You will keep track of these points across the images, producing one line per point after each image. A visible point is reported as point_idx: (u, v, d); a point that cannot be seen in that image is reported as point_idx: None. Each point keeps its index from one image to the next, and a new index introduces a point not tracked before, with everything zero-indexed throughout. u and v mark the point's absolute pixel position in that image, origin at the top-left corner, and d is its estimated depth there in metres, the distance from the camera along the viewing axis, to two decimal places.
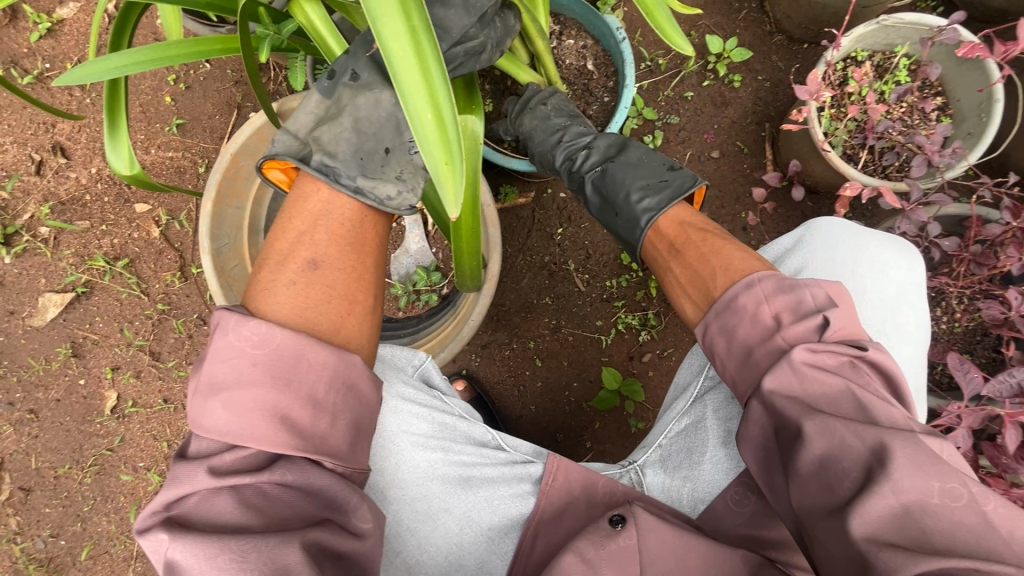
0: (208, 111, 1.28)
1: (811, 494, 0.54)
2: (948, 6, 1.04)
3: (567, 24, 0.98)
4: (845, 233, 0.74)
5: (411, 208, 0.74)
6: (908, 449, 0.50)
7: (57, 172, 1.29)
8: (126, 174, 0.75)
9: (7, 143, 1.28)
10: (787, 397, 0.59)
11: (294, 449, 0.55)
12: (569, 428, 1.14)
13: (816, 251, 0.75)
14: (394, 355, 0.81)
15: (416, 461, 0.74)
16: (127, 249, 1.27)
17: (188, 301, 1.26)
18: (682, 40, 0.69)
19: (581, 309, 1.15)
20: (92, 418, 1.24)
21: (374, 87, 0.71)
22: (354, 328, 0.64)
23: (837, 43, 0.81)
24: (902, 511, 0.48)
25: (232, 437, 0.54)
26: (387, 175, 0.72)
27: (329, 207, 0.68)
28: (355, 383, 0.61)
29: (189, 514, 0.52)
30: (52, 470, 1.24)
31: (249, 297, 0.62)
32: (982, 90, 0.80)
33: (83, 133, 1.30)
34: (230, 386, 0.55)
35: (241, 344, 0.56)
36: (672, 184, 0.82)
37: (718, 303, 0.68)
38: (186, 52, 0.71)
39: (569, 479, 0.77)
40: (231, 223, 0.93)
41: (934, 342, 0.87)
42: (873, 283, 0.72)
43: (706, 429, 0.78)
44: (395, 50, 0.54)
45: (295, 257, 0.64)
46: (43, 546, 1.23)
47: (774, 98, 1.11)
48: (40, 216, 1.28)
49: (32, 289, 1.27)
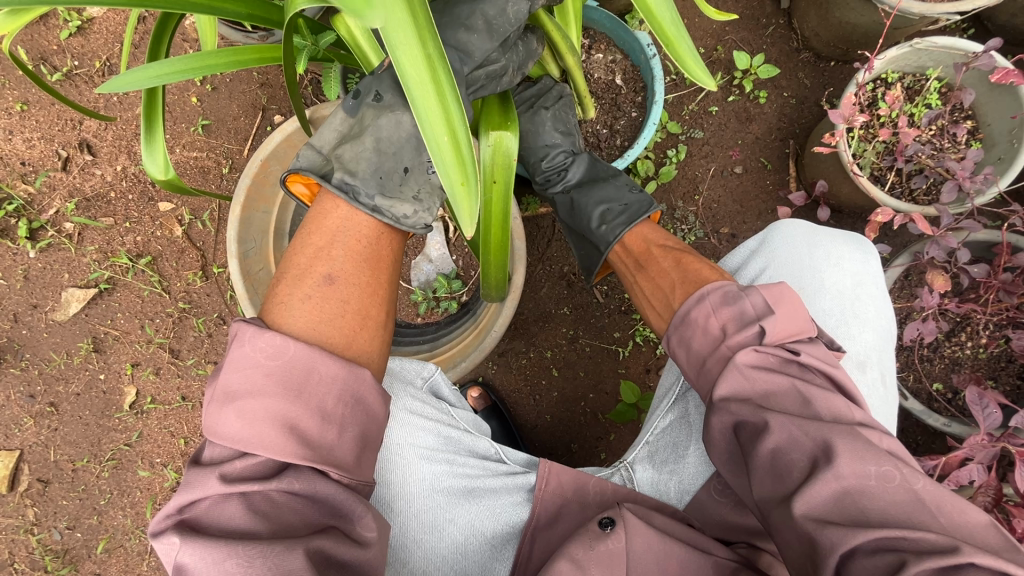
0: (233, 112, 1.29)
1: (765, 485, 0.55)
2: (980, 28, 1.03)
3: (597, 38, 0.99)
4: (804, 230, 0.76)
5: (426, 227, 0.75)
6: (849, 441, 0.52)
7: (82, 168, 1.31)
8: (160, 178, 0.76)
9: (35, 139, 1.31)
10: (741, 400, 0.60)
11: (303, 458, 0.55)
12: (583, 438, 1.15)
13: (776, 249, 0.76)
14: (403, 368, 0.81)
15: (422, 473, 0.74)
16: (149, 247, 1.28)
17: (208, 300, 1.26)
18: (705, 71, 0.67)
19: (599, 320, 1.15)
20: (111, 413, 1.26)
21: (395, 109, 0.71)
22: (366, 342, 0.65)
23: (870, 65, 0.81)
24: (842, 494, 0.50)
25: (243, 445, 0.55)
26: (404, 195, 0.73)
27: (347, 224, 0.68)
28: (363, 397, 0.61)
29: (199, 518, 0.52)
30: (70, 463, 1.26)
31: (267, 310, 0.63)
32: (1015, 117, 0.79)
33: (109, 130, 1.31)
34: (244, 395, 0.56)
35: (256, 355, 0.57)
36: (632, 208, 0.87)
37: (676, 317, 0.70)
38: (226, 60, 0.72)
39: (563, 482, 0.77)
40: (258, 226, 0.94)
41: (959, 367, 0.87)
42: (829, 276, 0.73)
43: (692, 425, 0.78)
44: (412, 76, 0.54)
45: (313, 271, 0.65)
46: (60, 537, 1.25)
47: (799, 115, 1.11)
48: (66, 211, 1.31)
49: (56, 284, 1.29)
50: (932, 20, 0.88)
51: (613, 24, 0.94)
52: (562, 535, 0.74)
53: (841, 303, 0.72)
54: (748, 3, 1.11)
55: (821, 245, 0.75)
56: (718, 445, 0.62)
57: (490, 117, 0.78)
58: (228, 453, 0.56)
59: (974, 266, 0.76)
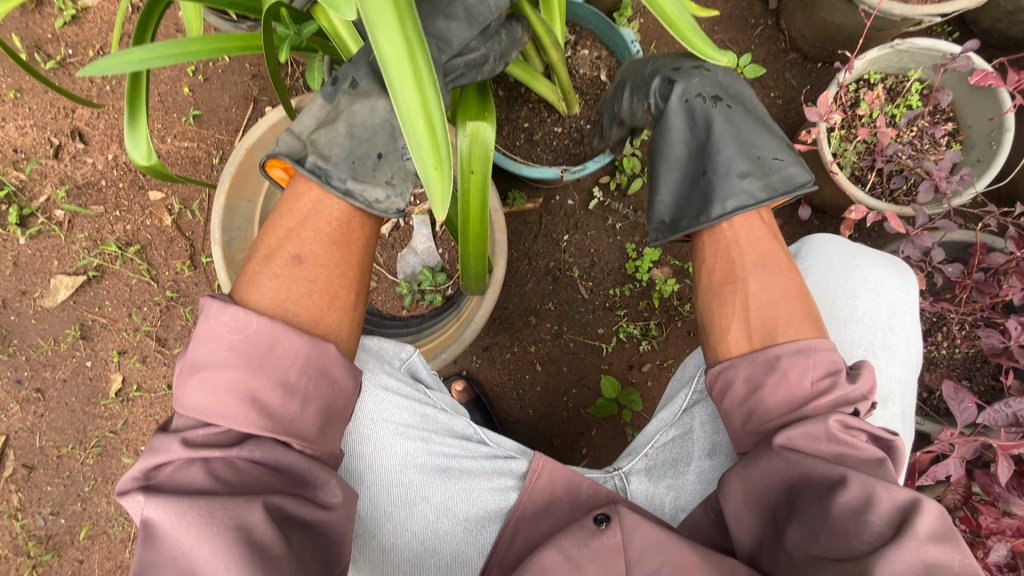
0: (225, 104, 1.29)
1: (825, 539, 0.54)
2: (965, 32, 1.04)
3: (583, 35, 1.00)
4: (842, 256, 0.73)
5: (399, 213, 0.74)
6: (937, 516, 0.50)
7: (74, 156, 1.32)
8: (143, 164, 0.76)
9: (27, 126, 1.32)
10: (810, 454, 0.58)
11: (264, 429, 0.57)
12: (565, 433, 1.15)
13: (812, 271, 0.74)
14: (381, 347, 0.80)
15: (395, 449, 0.74)
16: (139, 235, 1.29)
17: (197, 289, 1.27)
18: (712, 52, 0.70)
19: (583, 316, 1.16)
20: (97, 400, 1.26)
21: (371, 95, 0.71)
22: (332, 322, 0.66)
23: (850, 65, 0.81)
24: (923, 570, 0.48)
25: (207, 415, 0.56)
26: (377, 179, 0.72)
27: (319, 206, 0.69)
28: (329, 370, 0.62)
29: (162, 483, 0.53)
30: (55, 449, 1.26)
31: (236, 287, 0.65)
32: (994, 119, 0.80)
33: (101, 119, 1.32)
34: (208, 367, 0.57)
35: (219, 329, 0.58)
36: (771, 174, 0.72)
37: (759, 356, 0.65)
38: (208, 48, 0.72)
39: (556, 481, 0.77)
40: (242, 215, 0.95)
41: (934, 366, 0.87)
42: (865, 304, 0.71)
43: (693, 441, 0.78)
44: (390, 58, 0.55)
45: (282, 250, 0.66)
46: (43, 523, 1.26)
47: (786, 116, 1.11)
48: (56, 199, 1.31)
49: (45, 270, 1.29)
50: (913, 22, 0.88)
51: (597, 21, 0.95)
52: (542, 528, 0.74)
53: (872, 332, 0.70)
54: (737, 4, 1.12)
55: (856, 270, 0.73)
56: (751, 480, 0.61)
57: (467, 110, 0.78)
58: (194, 423, 0.57)
59: (947, 264, 0.76)
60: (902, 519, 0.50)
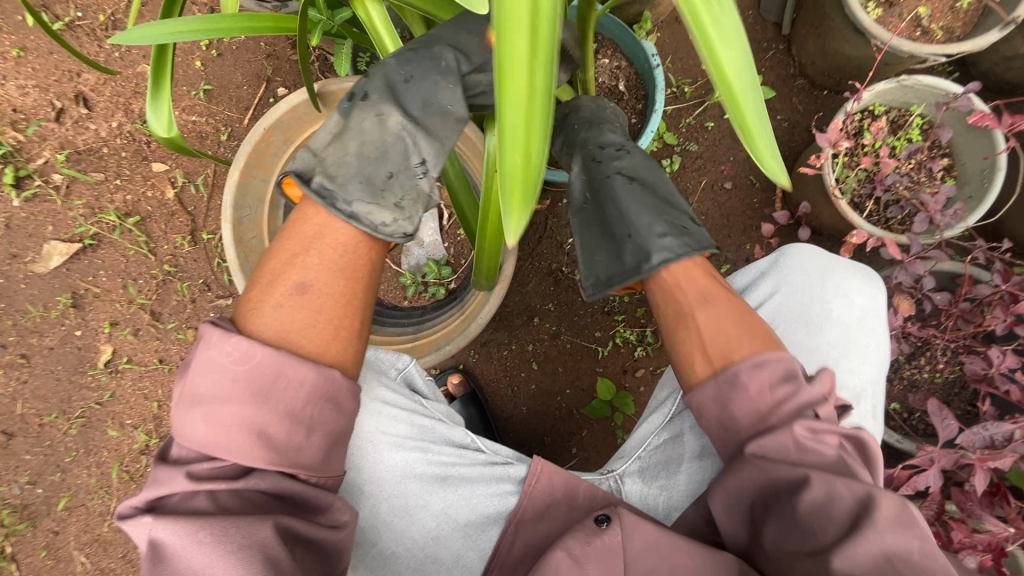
0: (237, 81, 1.28)
1: (791, 538, 0.56)
2: (963, 72, 1.09)
3: (604, 44, 1.02)
4: (816, 261, 0.78)
5: (405, 236, 0.74)
6: (895, 508, 0.52)
7: (76, 121, 1.30)
8: (162, 136, 0.76)
9: (29, 86, 1.29)
10: (777, 453, 0.59)
11: (269, 462, 0.58)
12: (557, 431, 1.17)
13: (789, 275, 0.79)
14: (378, 358, 0.83)
15: (393, 459, 0.76)
16: (139, 207, 1.27)
17: (195, 265, 1.25)
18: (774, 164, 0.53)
19: (582, 318, 1.18)
20: (85, 370, 1.24)
21: (381, 109, 0.73)
22: (337, 353, 0.66)
23: (859, 95, 0.85)
24: (883, 562, 0.50)
25: (211, 447, 0.57)
26: (385, 201, 0.73)
27: (324, 231, 0.69)
28: (335, 396, 0.63)
29: (170, 508, 0.56)
30: (37, 418, 1.24)
31: (239, 315, 0.64)
32: (987, 158, 0.85)
33: (107, 86, 1.30)
34: (210, 400, 0.58)
35: (222, 360, 0.59)
36: (688, 229, 0.74)
37: (720, 374, 0.64)
38: (240, 26, 0.72)
39: (554, 482, 0.77)
40: (254, 195, 0.95)
41: (915, 388, 0.92)
42: (837, 307, 0.76)
43: (683, 443, 0.81)
44: (510, 36, 0.48)
45: (285, 279, 0.66)
46: (19, 492, 1.23)
47: (790, 139, 1.15)
48: (55, 163, 1.29)
49: (39, 235, 1.27)
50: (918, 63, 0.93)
51: (620, 31, 0.97)
52: (537, 524, 0.76)
53: (845, 336, 0.75)
54: (751, 27, 1.15)
55: (828, 277, 0.78)
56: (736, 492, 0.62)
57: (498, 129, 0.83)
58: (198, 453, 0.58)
59: (938, 292, 0.80)
60: (860, 512, 0.52)
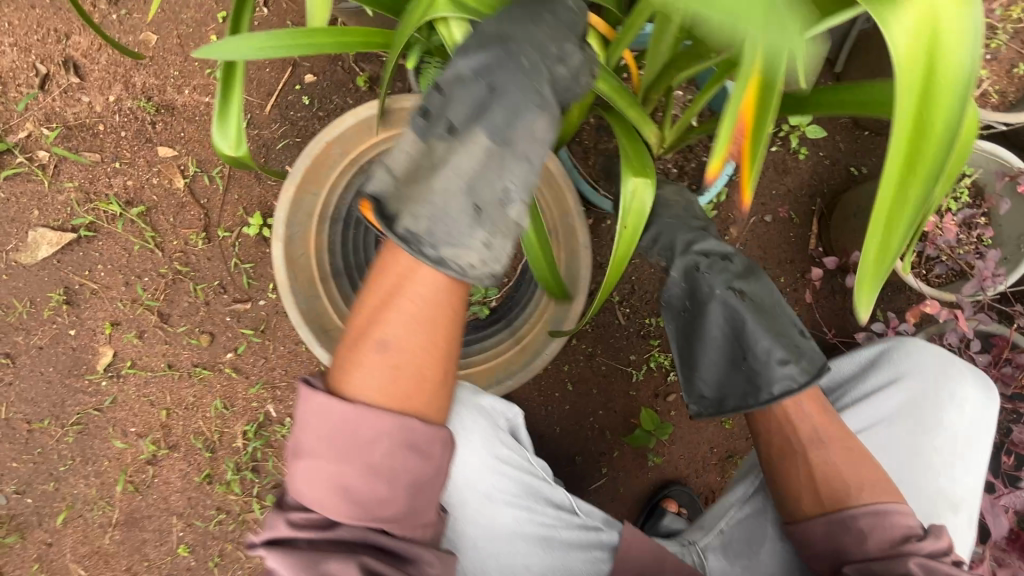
0: (258, 61, 1.16)
1: None
2: None
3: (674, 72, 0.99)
4: (936, 362, 0.82)
5: (493, 277, 0.64)
6: None
7: (65, 91, 1.14)
8: (229, 155, 0.68)
9: (7, 46, 1.12)
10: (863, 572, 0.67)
11: (356, 514, 0.57)
12: (586, 450, 1.20)
13: (913, 375, 0.82)
14: (492, 406, 0.80)
15: (505, 519, 0.75)
16: (142, 195, 1.15)
17: (209, 265, 1.15)
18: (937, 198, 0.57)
19: (618, 341, 1.19)
20: (81, 373, 1.14)
21: (466, 136, 0.61)
22: (422, 405, 0.61)
23: None
24: None
25: (312, 503, 0.58)
26: (474, 239, 0.62)
27: (405, 281, 0.62)
28: (415, 444, 0.59)
29: (283, 543, 0.58)
30: (25, 424, 1.13)
31: (330, 370, 0.62)
32: None
33: (103, 53, 1.14)
34: (307, 456, 0.58)
35: (311, 416, 0.58)
36: (804, 354, 0.80)
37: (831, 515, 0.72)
38: (330, 41, 0.64)
39: (641, 555, 0.79)
40: (305, 209, 0.87)
41: None
42: (949, 413, 0.80)
43: (766, 521, 0.84)
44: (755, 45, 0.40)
45: (369, 335, 0.61)
46: (5, 502, 1.13)
47: (830, 176, 1.18)
48: (40, 137, 1.13)
49: (21, 220, 1.12)
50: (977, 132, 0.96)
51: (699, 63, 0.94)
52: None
53: (959, 450, 0.79)
54: None
55: (945, 383, 0.81)
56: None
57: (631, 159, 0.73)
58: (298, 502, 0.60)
59: (978, 350, 0.88)
60: None
